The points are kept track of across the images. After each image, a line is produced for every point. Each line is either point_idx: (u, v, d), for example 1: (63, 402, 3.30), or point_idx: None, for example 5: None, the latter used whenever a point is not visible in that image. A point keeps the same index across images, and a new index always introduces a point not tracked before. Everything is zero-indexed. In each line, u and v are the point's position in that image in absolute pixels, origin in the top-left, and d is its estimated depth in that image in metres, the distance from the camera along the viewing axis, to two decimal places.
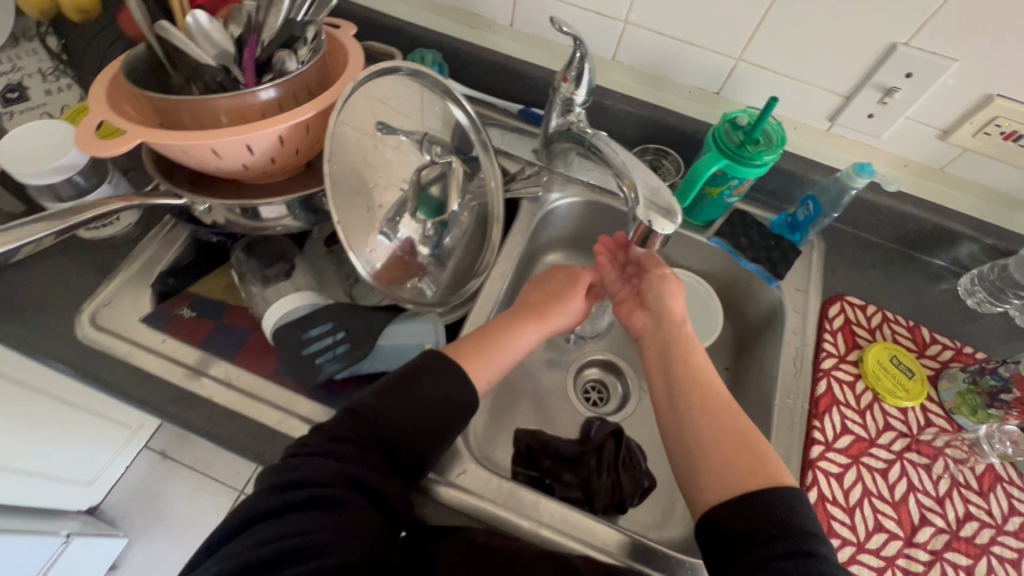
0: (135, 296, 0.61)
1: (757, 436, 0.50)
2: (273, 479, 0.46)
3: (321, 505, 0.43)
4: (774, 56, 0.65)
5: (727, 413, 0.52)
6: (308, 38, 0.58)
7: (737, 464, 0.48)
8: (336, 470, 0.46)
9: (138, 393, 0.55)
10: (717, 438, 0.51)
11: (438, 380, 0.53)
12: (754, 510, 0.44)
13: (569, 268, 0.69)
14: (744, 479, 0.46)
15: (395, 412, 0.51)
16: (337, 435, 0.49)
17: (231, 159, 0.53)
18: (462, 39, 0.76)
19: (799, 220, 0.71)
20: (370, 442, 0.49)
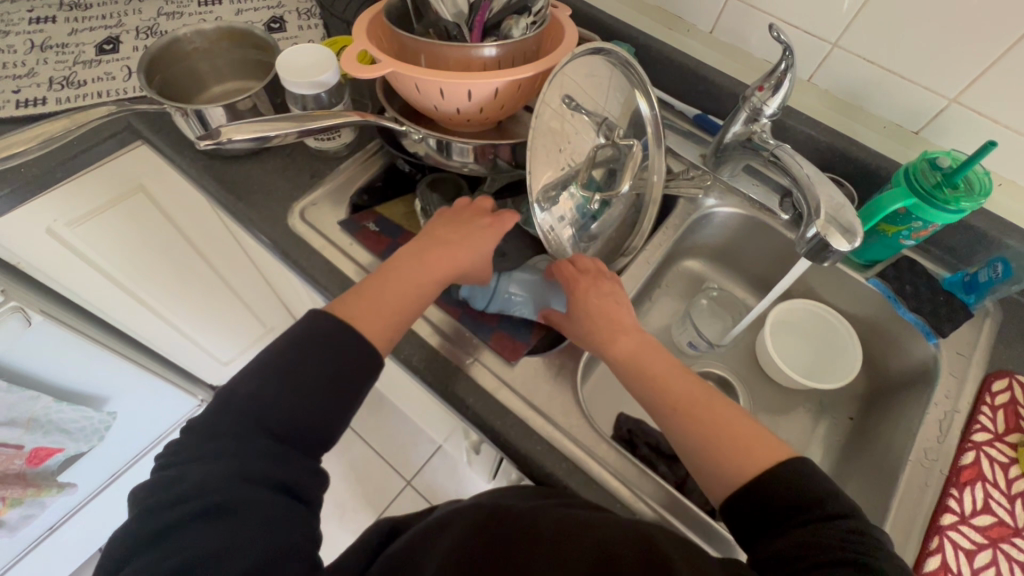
0: (335, 203, 0.71)
1: (735, 414, 0.51)
2: (148, 503, 0.44)
3: (210, 515, 0.42)
4: (997, 103, 0.61)
5: (701, 411, 0.51)
6: (534, 10, 0.65)
7: (731, 456, 0.48)
8: (226, 473, 0.44)
9: (323, 280, 0.65)
10: (709, 435, 0.50)
11: (329, 339, 0.51)
12: (776, 492, 0.45)
13: (482, 208, 0.65)
14: (753, 464, 0.47)
15: (273, 388, 0.48)
16: (215, 435, 0.47)
17: (451, 102, 0.61)
18: (658, 39, 0.80)
19: (979, 282, 0.66)
20: (252, 427, 0.47)
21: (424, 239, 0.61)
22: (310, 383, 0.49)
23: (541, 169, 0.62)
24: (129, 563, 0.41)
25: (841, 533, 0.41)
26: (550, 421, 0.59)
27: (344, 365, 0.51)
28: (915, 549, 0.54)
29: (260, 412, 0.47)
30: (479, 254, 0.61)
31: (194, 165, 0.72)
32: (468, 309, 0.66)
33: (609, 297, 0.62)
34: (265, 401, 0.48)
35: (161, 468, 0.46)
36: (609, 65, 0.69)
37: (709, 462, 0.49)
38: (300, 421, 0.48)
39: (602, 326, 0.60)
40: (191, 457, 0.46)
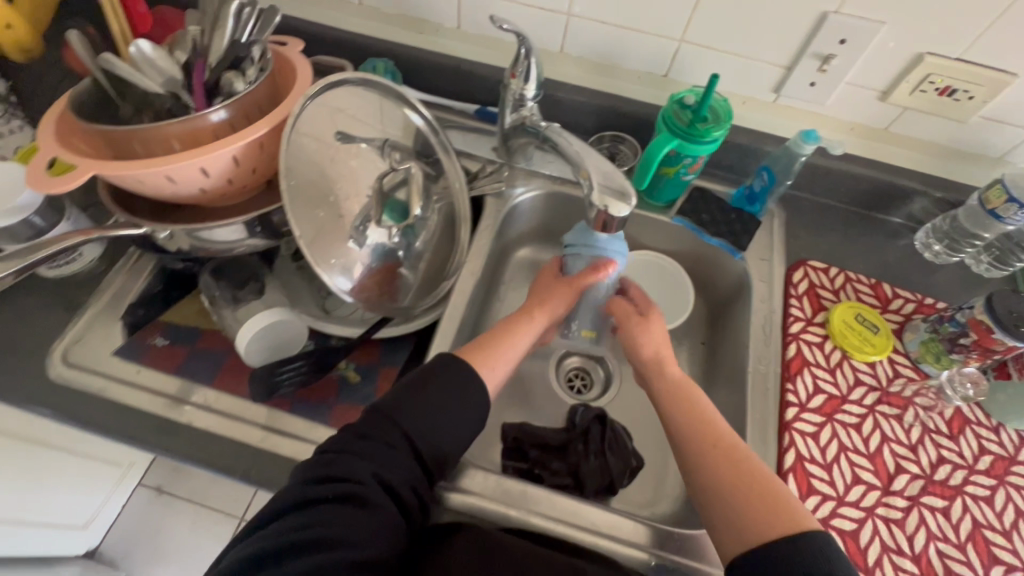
0: (105, 331, 0.61)
1: (771, 476, 0.47)
2: (309, 472, 0.47)
3: (354, 501, 0.45)
4: (715, 35, 0.66)
5: (735, 458, 0.49)
6: (255, 57, 0.59)
7: (752, 514, 0.45)
8: (366, 463, 0.47)
9: (116, 427, 0.55)
10: (744, 494, 0.46)
11: (421, 412, 0.51)
12: (779, 558, 0.41)
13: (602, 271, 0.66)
14: (765, 526, 0.44)
15: (414, 401, 0.51)
16: (365, 433, 0.49)
17: (188, 184, 0.53)
18: (412, 46, 0.77)
19: (757, 192, 0.73)
20: (399, 436, 0.49)
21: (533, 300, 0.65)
22: (416, 418, 0.50)
23: (325, 217, 0.58)
24: (267, 523, 0.44)
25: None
26: None
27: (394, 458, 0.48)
28: (773, 452, 0.59)
29: (409, 421, 0.50)
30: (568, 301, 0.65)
31: None
32: (298, 394, 0.59)
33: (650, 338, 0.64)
34: (409, 406, 0.51)
35: (343, 446, 0.48)
36: (377, 95, 0.66)
37: (727, 519, 0.46)
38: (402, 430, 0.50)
39: (654, 341, 0.64)
40: (377, 453, 0.48)
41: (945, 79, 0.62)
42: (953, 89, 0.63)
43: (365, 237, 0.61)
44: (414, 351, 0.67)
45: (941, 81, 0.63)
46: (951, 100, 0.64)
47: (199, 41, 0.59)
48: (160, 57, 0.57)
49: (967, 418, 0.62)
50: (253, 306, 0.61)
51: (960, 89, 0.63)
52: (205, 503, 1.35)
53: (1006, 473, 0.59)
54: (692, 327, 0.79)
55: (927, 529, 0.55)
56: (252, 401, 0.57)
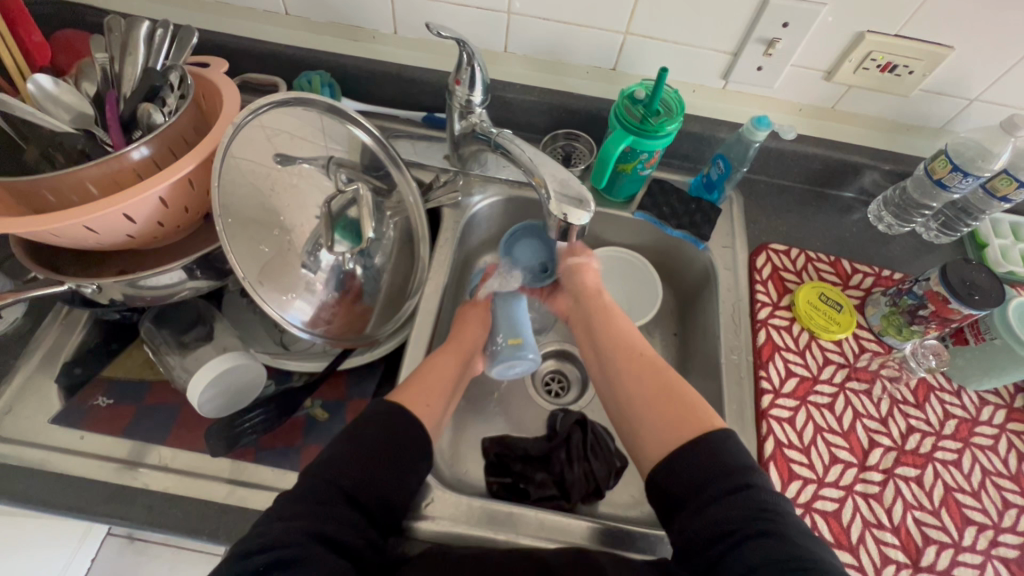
0: (39, 396, 0.56)
1: (687, 389, 0.54)
2: (240, 545, 0.43)
3: (283, 567, 0.41)
4: (660, 25, 0.65)
5: (654, 371, 0.56)
6: (172, 83, 0.54)
7: (668, 420, 0.51)
8: (298, 527, 0.44)
9: (60, 502, 0.50)
10: (656, 399, 0.54)
11: (388, 423, 0.52)
12: (687, 460, 0.47)
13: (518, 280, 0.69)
14: (676, 431, 0.50)
15: (342, 457, 0.49)
16: (299, 496, 0.46)
17: (112, 232, 0.49)
18: (348, 55, 0.73)
19: (714, 180, 0.72)
20: (334, 493, 0.47)
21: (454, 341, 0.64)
22: (371, 440, 0.50)
23: (260, 239, 0.54)
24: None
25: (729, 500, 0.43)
26: None
27: (337, 487, 0.47)
28: (753, 441, 0.59)
29: (345, 476, 0.48)
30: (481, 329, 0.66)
31: None
32: (261, 442, 0.56)
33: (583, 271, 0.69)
34: (351, 463, 0.49)
35: (268, 525, 0.44)
36: (318, 114, 0.62)
37: (648, 428, 0.52)
38: (343, 467, 0.48)
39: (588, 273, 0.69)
40: (312, 508, 0.45)
41: (886, 56, 0.63)
42: (894, 65, 0.64)
43: (319, 263, 0.58)
44: (384, 377, 0.65)
45: (882, 58, 0.63)
46: (892, 75, 0.65)
47: (111, 69, 0.55)
48: (66, 92, 0.53)
49: (931, 385, 0.64)
50: (202, 353, 0.57)
51: (901, 65, 0.64)
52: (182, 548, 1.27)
53: (971, 435, 0.62)
54: (664, 318, 0.79)
55: (903, 500, 0.57)
56: (210, 456, 0.54)
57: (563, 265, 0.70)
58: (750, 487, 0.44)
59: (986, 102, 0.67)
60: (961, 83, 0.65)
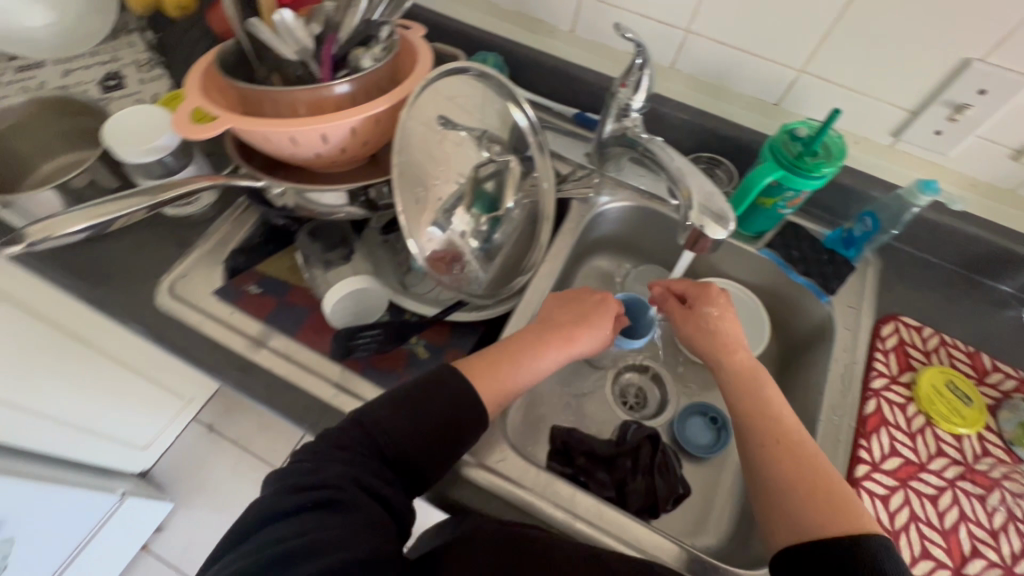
0: (208, 270, 0.66)
1: (832, 482, 0.46)
2: (283, 483, 0.44)
3: (332, 506, 0.42)
4: (840, 68, 0.64)
5: (796, 446, 0.49)
6: (381, 38, 0.63)
7: (811, 515, 0.44)
8: (346, 474, 0.45)
9: (207, 360, 0.59)
10: (795, 488, 0.46)
11: (445, 395, 0.52)
12: (830, 566, 0.41)
13: (589, 292, 0.67)
14: (820, 525, 0.43)
15: (400, 427, 0.50)
16: (341, 446, 0.47)
17: (307, 147, 0.57)
18: (523, 44, 0.79)
19: (856, 236, 0.70)
20: (375, 453, 0.48)
21: (545, 323, 0.62)
22: (427, 408, 0.51)
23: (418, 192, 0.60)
24: (248, 537, 0.42)
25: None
26: (472, 459, 0.58)
27: (380, 444, 0.49)
28: None
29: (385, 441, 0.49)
30: (593, 338, 0.63)
31: (33, 255, 0.64)
32: (370, 360, 0.62)
33: (716, 323, 0.60)
34: (392, 430, 0.49)
35: (289, 473, 0.46)
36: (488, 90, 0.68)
37: (782, 510, 0.46)
38: (390, 425, 0.49)
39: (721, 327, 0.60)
40: (348, 461, 0.46)
41: None
42: None
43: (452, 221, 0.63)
44: (481, 340, 0.68)
45: None
46: None
47: (333, 16, 0.61)
48: (299, 27, 0.58)
49: None
50: (343, 270, 0.65)
51: None
52: (248, 449, 1.42)
53: None
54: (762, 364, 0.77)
55: None
56: (328, 359, 0.60)
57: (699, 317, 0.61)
58: None
59: None
60: None
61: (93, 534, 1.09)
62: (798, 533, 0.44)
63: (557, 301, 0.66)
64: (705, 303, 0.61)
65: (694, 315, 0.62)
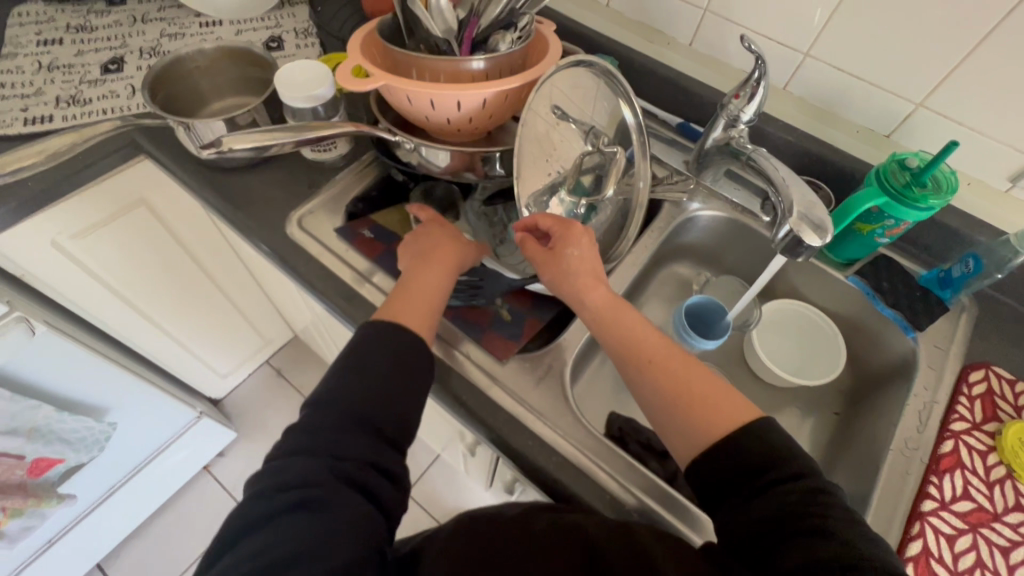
0: (331, 211, 0.74)
1: (706, 394, 0.51)
2: (259, 489, 0.46)
3: (310, 506, 0.44)
4: (963, 106, 0.64)
5: (669, 370, 0.54)
6: (520, 26, 0.69)
7: (693, 426, 0.50)
8: (313, 470, 0.46)
9: (321, 286, 0.67)
10: (681, 407, 0.52)
11: (401, 310, 0.58)
12: (722, 460, 0.47)
13: (433, 224, 0.68)
14: (705, 433, 0.49)
15: (356, 382, 0.52)
16: (315, 435, 0.49)
17: (442, 112, 0.64)
18: (640, 51, 0.84)
19: (952, 277, 0.68)
20: (349, 424, 0.50)
21: (417, 256, 0.64)
22: (377, 357, 0.53)
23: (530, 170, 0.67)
24: (238, 545, 0.43)
25: (773, 495, 0.44)
26: (539, 415, 0.61)
27: (354, 400, 0.51)
28: (897, 536, 0.55)
29: (352, 407, 0.50)
30: (467, 250, 0.67)
31: (195, 176, 0.75)
32: (461, 311, 0.68)
33: (578, 262, 0.62)
34: (357, 389, 0.51)
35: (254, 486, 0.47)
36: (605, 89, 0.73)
37: (674, 427, 0.51)
38: (352, 393, 0.51)
39: (578, 272, 0.61)
40: (287, 472, 0.47)
41: None
42: None
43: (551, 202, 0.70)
44: (560, 315, 0.72)
45: None
46: None
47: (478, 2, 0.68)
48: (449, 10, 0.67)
49: None
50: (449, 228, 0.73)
51: None
52: None
53: None
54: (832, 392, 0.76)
55: None
56: None
57: (563, 258, 0.62)
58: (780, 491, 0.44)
59: None
60: None
61: (171, 442, 1.21)
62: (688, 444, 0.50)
63: (407, 243, 0.67)
64: (566, 242, 0.63)
65: (554, 255, 0.63)
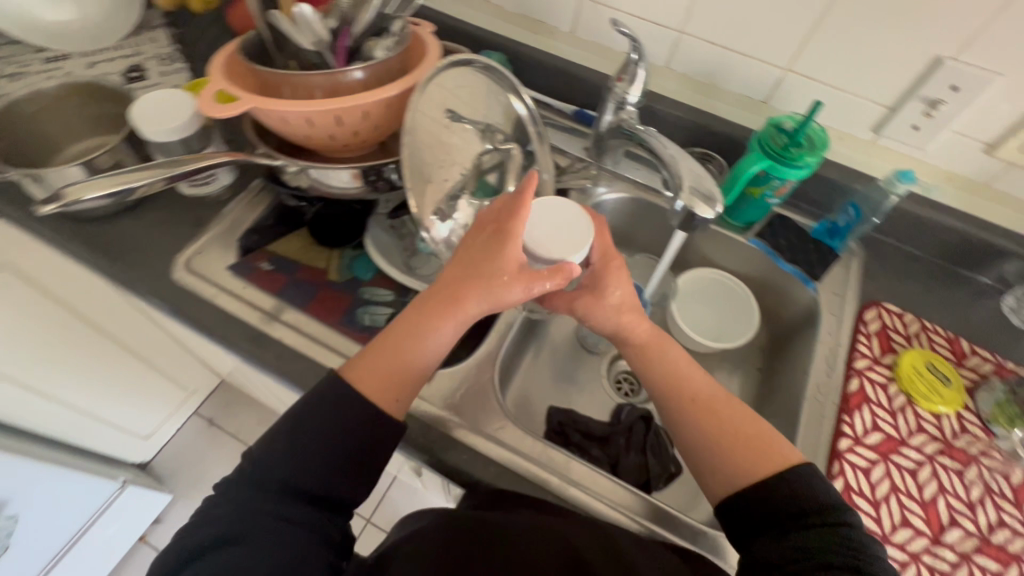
0: (222, 248, 0.69)
1: (754, 430, 0.50)
2: (205, 516, 0.45)
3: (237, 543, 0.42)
4: (824, 67, 0.68)
5: (714, 410, 0.52)
6: (393, 31, 0.67)
7: (738, 463, 0.48)
8: (255, 511, 0.44)
9: (219, 331, 0.62)
10: (727, 449, 0.49)
11: (356, 390, 0.48)
12: (767, 501, 0.45)
13: (519, 211, 0.50)
14: (752, 472, 0.47)
15: (309, 448, 0.46)
16: (254, 481, 0.46)
17: (321, 129, 0.61)
18: (526, 43, 0.83)
19: (840, 226, 0.73)
20: (277, 487, 0.45)
21: (436, 293, 0.52)
22: (335, 435, 0.46)
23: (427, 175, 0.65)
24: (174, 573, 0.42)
25: (822, 540, 0.41)
26: (474, 428, 0.60)
27: (301, 461, 0.46)
28: None
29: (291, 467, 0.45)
30: (487, 295, 0.50)
31: (58, 231, 0.67)
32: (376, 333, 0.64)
33: (621, 303, 0.57)
34: (298, 452, 0.46)
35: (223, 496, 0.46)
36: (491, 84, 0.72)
37: (715, 468, 0.49)
38: (298, 466, 0.45)
39: (623, 313, 0.58)
40: (258, 497, 0.45)
41: None
42: None
43: (456, 210, 0.68)
44: (483, 318, 0.72)
45: None
46: None
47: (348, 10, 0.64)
48: (317, 21, 0.61)
49: None
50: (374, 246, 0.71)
51: None
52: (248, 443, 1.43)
53: None
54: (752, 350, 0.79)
55: None
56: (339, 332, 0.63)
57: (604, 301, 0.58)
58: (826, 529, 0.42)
59: None
60: None
61: (93, 521, 1.10)
62: (730, 484, 0.48)
63: (469, 242, 0.54)
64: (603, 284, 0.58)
65: (597, 297, 0.57)
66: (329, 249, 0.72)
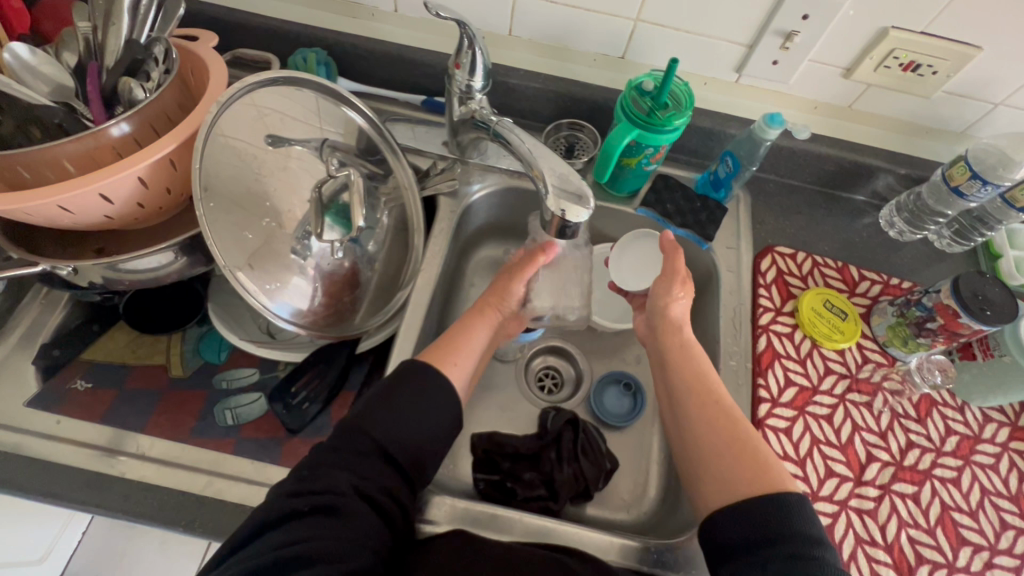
0: (15, 378, 0.55)
1: (762, 443, 0.47)
2: (284, 485, 0.43)
3: (326, 511, 0.42)
4: (674, 14, 0.61)
5: (729, 416, 0.50)
6: (155, 56, 0.51)
7: (735, 472, 0.46)
8: (342, 479, 0.44)
9: (34, 487, 0.49)
10: (725, 455, 0.48)
11: (421, 391, 0.49)
12: (749, 514, 0.42)
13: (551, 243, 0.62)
14: (740, 487, 0.45)
15: (396, 428, 0.47)
16: (335, 449, 0.46)
17: (89, 212, 0.47)
18: (345, 32, 0.70)
19: (721, 177, 0.69)
20: (374, 449, 0.46)
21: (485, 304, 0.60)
22: (409, 415, 0.48)
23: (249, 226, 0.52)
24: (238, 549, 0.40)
25: (788, 569, 0.38)
26: None
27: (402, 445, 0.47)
28: None
29: (390, 436, 0.47)
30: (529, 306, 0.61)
31: None
32: (243, 432, 0.55)
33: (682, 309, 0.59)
34: (395, 432, 0.47)
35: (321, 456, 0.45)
36: (311, 95, 0.59)
37: (711, 473, 0.48)
38: (404, 433, 0.47)
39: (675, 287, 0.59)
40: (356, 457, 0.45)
41: (909, 54, 0.60)
42: (917, 64, 0.61)
43: (309, 248, 0.56)
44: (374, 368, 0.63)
45: (905, 56, 0.60)
46: (915, 75, 0.62)
47: (94, 38, 0.51)
48: (44, 62, 0.50)
49: (934, 400, 0.63)
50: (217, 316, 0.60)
51: (924, 64, 0.61)
52: None
53: (972, 453, 0.60)
54: None
55: (898, 517, 0.56)
56: (195, 446, 0.53)
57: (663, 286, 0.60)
58: (804, 557, 0.39)
59: (1010, 107, 0.64)
60: (986, 85, 0.62)
61: None
62: (724, 493, 0.46)
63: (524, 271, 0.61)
64: (672, 286, 0.59)
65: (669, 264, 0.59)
66: (159, 336, 0.60)
